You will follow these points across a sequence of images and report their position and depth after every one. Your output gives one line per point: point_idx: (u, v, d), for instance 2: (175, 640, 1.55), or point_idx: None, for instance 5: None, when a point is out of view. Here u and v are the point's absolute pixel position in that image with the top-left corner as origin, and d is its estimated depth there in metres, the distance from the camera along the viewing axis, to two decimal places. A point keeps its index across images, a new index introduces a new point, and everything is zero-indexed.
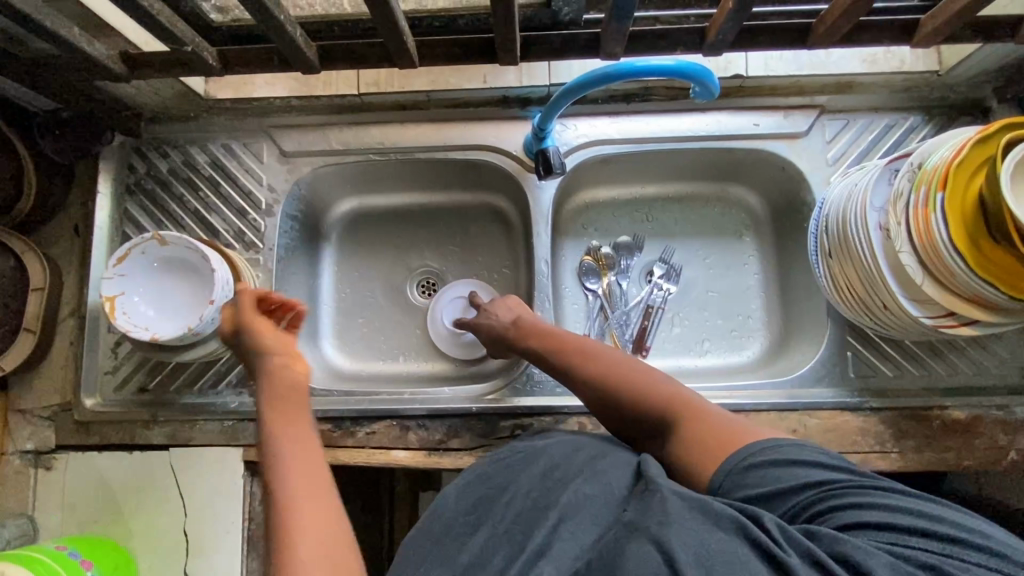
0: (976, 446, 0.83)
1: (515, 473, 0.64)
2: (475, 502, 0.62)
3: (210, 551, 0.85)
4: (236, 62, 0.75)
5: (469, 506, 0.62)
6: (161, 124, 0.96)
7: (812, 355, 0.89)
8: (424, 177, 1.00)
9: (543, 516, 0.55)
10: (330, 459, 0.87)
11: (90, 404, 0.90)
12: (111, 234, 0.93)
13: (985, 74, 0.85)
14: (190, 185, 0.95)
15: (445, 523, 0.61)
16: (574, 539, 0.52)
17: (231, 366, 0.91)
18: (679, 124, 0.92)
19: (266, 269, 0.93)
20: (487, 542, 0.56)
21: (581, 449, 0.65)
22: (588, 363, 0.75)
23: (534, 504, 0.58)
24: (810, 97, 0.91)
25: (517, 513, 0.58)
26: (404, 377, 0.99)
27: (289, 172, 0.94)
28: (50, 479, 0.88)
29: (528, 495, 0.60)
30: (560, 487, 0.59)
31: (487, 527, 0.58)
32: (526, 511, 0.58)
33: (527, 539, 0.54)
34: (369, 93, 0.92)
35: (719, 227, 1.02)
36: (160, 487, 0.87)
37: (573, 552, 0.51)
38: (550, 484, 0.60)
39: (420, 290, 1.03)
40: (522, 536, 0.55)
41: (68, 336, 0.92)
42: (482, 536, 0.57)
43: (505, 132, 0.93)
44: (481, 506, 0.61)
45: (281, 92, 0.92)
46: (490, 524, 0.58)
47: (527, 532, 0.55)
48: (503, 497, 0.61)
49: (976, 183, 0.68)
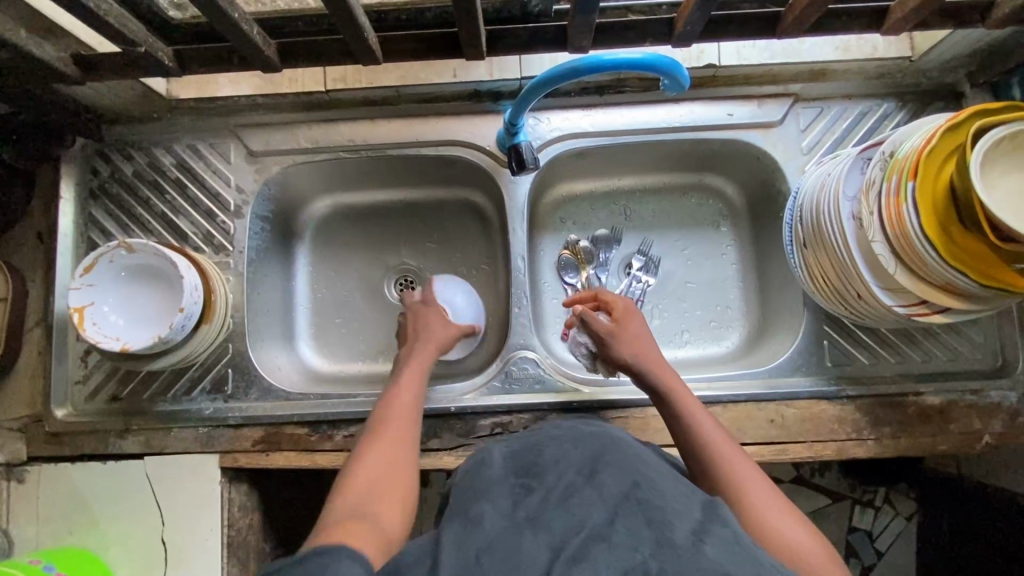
0: (951, 431, 0.84)
1: (566, 451, 0.62)
2: (518, 472, 0.60)
3: (189, 560, 0.84)
4: (194, 61, 0.72)
5: (517, 477, 0.60)
6: (123, 125, 0.93)
7: (789, 344, 0.90)
8: (397, 174, 0.98)
9: (598, 502, 0.53)
10: (308, 463, 0.86)
11: (62, 414, 0.88)
12: (76, 240, 0.91)
13: (958, 59, 0.85)
14: (156, 187, 0.92)
15: (491, 479, 0.60)
16: (632, 539, 0.49)
17: (205, 372, 0.89)
18: (652, 115, 0.91)
19: (237, 272, 0.91)
20: (534, 508, 0.54)
21: (628, 447, 0.63)
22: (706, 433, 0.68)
23: (589, 478, 0.56)
24: (784, 85, 0.90)
25: (569, 487, 0.55)
26: (383, 377, 0.98)
27: (257, 173, 0.92)
28: (21, 492, 0.86)
29: (578, 473, 0.57)
30: (612, 473, 0.56)
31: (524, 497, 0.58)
32: (579, 488, 0.55)
33: (583, 518, 0.51)
34: (337, 90, 0.89)
35: (697, 218, 1.02)
36: (136, 497, 0.85)
37: (632, 548, 0.48)
38: (601, 467, 0.57)
39: (397, 289, 1.02)
40: (576, 512, 0.52)
41: (36, 347, 0.90)
42: (529, 500, 0.55)
43: (477, 126, 0.91)
44: (527, 469, 0.60)
45: (246, 91, 0.90)
46: (541, 492, 0.56)
47: (581, 511, 0.52)
48: (554, 469, 0.58)
49: (946, 171, 0.67)
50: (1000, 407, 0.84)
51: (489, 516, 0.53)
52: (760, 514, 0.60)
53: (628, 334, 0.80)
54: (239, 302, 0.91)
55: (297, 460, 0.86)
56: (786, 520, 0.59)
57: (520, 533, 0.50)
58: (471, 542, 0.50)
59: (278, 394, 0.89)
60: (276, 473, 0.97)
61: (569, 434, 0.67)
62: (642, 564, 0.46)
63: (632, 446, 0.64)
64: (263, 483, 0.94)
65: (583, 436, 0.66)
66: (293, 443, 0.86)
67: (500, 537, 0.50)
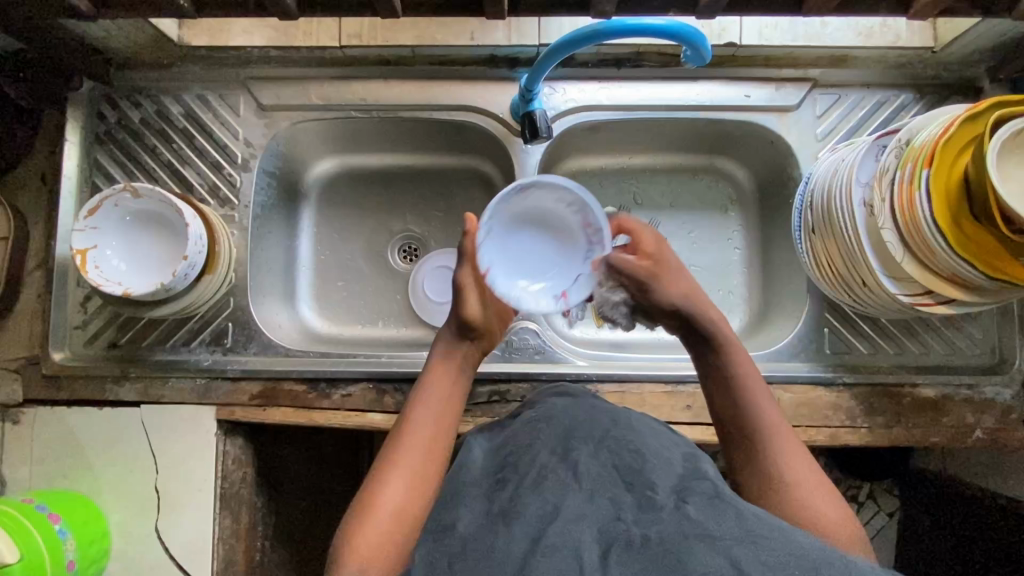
0: (944, 424, 0.85)
1: (537, 431, 0.64)
2: (500, 463, 0.61)
3: (182, 509, 0.84)
4: (210, 4, 0.71)
5: (495, 466, 0.61)
6: (133, 70, 0.91)
7: (790, 330, 0.90)
8: (407, 137, 0.97)
9: (573, 487, 0.54)
10: (304, 420, 0.86)
11: (59, 358, 0.88)
12: (80, 185, 0.90)
13: (980, 53, 0.85)
14: (163, 136, 0.91)
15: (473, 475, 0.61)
16: (613, 507, 0.52)
17: (204, 324, 0.89)
18: (668, 92, 0.90)
19: (241, 226, 0.90)
20: (513, 494, 0.55)
21: (604, 413, 0.66)
22: (766, 407, 0.65)
23: (564, 461, 0.57)
24: (804, 69, 0.89)
25: (543, 471, 0.57)
26: (383, 340, 0.98)
27: (266, 127, 0.91)
28: (16, 433, 0.86)
29: (552, 454, 0.59)
30: (587, 451, 0.59)
31: (510, 479, 0.58)
32: (552, 469, 0.57)
33: (558, 503, 0.52)
34: (352, 46, 0.87)
35: (705, 200, 1.01)
36: (131, 444, 0.85)
37: (615, 517, 0.50)
38: (574, 445, 0.60)
39: (401, 255, 1.02)
40: (551, 497, 0.53)
41: (36, 289, 0.89)
42: (502, 493, 0.56)
43: (491, 93, 0.90)
44: (504, 464, 0.61)
45: (258, 42, 0.88)
46: (515, 481, 0.57)
47: (555, 495, 0.53)
48: (528, 454, 0.60)
49: (961, 161, 0.67)
50: (993, 404, 0.85)
51: (464, 518, 0.55)
52: (801, 491, 0.59)
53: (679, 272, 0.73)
54: (242, 256, 0.90)
55: (294, 417, 0.86)
56: (826, 503, 0.59)
57: (494, 526, 0.52)
58: (448, 545, 0.52)
59: (278, 350, 0.89)
60: (270, 430, 0.97)
61: (550, 408, 0.69)
62: (628, 533, 0.48)
63: (608, 409, 0.67)
64: (258, 439, 0.94)
65: (545, 411, 0.68)
66: (290, 399, 0.87)
67: (474, 535, 0.52)
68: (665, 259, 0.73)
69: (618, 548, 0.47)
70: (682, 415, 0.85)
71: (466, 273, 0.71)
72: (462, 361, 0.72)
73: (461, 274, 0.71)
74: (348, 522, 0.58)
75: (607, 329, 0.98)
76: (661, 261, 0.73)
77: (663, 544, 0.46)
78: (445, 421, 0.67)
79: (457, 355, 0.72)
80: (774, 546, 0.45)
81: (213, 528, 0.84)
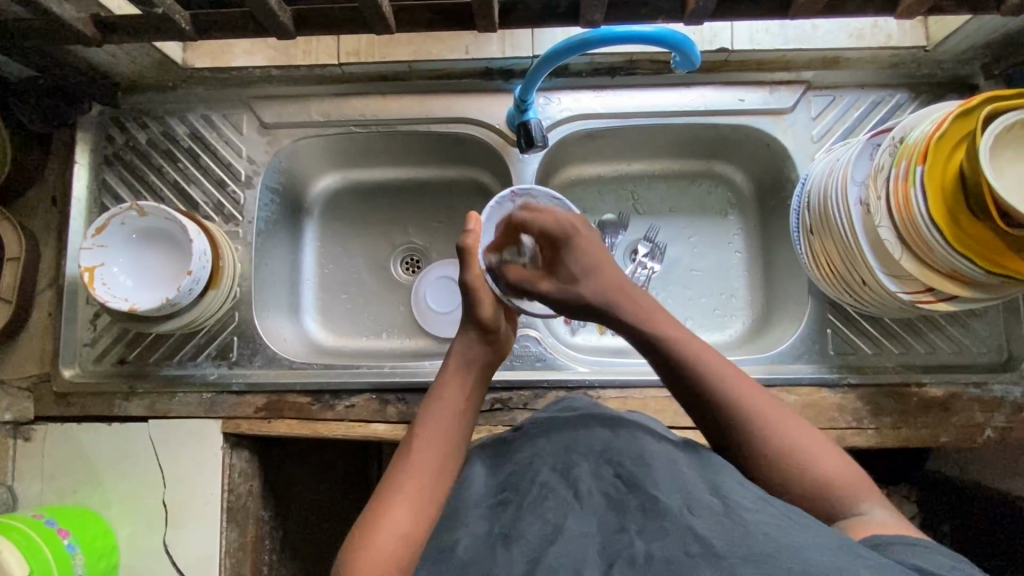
0: (953, 423, 0.83)
1: (538, 448, 0.63)
2: (502, 483, 0.60)
3: (188, 522, 0.85)
4: (210, 27, 0.74)
5: (498, 486, 0.60)
6: (140, 93, 0.94)
7: (792, 332, 0.89)
8: (406, 150, 0.99)
9: (574, 506, 0.53)
10: (308, 431, 0.87)
11: (69, 375, 0.90)
12: (89, 206, 0.92)
13: (973, 50, 0.85)
14: (169, 156, 0.93)
15: (474, 497, 0.59)
16: (617, 518, 0.52)
17: (211, 338, 0.90)
18: (662, 98, 0.91)
19: (245, 242, 0.92)
20: (515, 520, 0.53)
21: (605, 423, 0.64)
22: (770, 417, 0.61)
23: (563, 480, 0.57)
24: (797, 72, 0.90)
25: (544, 490, 0.56)
26: (387, 352, 0.99)
27: (269, 145, 0.93)
28: (28, 450, 0.87)
29: (553, 471, 0.58)
30: (587, 467, 0.58)
31: (512, 503, 0.56)
32: (553, 489, 0.56)
33: (559, 524, 0.52)
34: (350, 63, 0.89)
35: (705, 205, 1.02)
36: (139, 458, 0.86)
37: (618, 537, 0.50)
38: (575, 461, 0.59)
39: (403, 267, 1.03)
40: (552, 518, 0.53)
41: (46, 308, 0.91)
42: (502, 515, 0.55)
43: (487, 105, 0.92)
44: (508, 481, 0.59)
45: (259, 62, 0.90)
46: (515, 502, 0.56)
47: (557, 517, 0.52)
48: (528, 472, 0.59)
49: (957, 156, 0.67)
50: (1003, 402, 0.83)
51: (463, 540, 0.53)
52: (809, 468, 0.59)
53: (588, 249, 0.74)
54: (247, 271, 0.92)
55: (298, 428, 0.87)
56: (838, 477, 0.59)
57: (493, 550, 0.51)
58: (445, 569, 0.51)
59: (282, 362, 0.90)
60: (277, 443, 0.98)
61: (551, 422, 0.68)
62: (631, 549, 0.48)
63: (608, 419, 0.65)
64: (265, 453, 0.95)
65: (543, 425, 0.67)
66: (295, 411, 0.87)
67: (474, 558, 0.51)
68: (570, 242, 0.74)
69: (622, 564, 0.47)
70: (685, 419, 0.84)
71: (473, 276, 0.75)
72: (477, 374, 0.73)
73: (470, 274, 0.75)
74: (352, 548, 0.57)
75: (609, 336, 0.98)
76: (566, 245, 0.74)
77: (666, 564, 0.46)
78: (455, 443, 0.66)
79: (473, 369, 0.73)
80: (782, 563, 0.44)
81: (220, 542, 0.84)
